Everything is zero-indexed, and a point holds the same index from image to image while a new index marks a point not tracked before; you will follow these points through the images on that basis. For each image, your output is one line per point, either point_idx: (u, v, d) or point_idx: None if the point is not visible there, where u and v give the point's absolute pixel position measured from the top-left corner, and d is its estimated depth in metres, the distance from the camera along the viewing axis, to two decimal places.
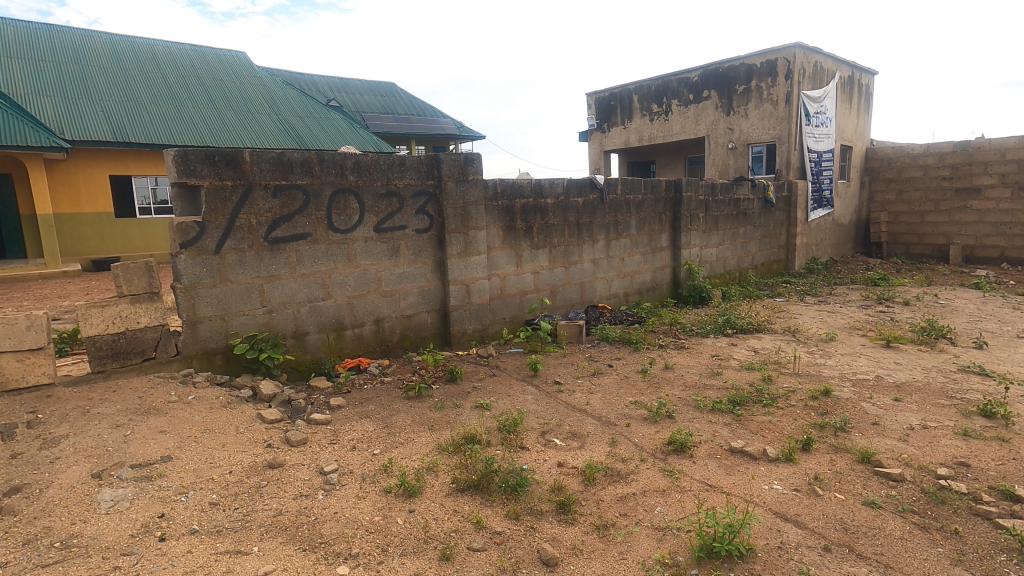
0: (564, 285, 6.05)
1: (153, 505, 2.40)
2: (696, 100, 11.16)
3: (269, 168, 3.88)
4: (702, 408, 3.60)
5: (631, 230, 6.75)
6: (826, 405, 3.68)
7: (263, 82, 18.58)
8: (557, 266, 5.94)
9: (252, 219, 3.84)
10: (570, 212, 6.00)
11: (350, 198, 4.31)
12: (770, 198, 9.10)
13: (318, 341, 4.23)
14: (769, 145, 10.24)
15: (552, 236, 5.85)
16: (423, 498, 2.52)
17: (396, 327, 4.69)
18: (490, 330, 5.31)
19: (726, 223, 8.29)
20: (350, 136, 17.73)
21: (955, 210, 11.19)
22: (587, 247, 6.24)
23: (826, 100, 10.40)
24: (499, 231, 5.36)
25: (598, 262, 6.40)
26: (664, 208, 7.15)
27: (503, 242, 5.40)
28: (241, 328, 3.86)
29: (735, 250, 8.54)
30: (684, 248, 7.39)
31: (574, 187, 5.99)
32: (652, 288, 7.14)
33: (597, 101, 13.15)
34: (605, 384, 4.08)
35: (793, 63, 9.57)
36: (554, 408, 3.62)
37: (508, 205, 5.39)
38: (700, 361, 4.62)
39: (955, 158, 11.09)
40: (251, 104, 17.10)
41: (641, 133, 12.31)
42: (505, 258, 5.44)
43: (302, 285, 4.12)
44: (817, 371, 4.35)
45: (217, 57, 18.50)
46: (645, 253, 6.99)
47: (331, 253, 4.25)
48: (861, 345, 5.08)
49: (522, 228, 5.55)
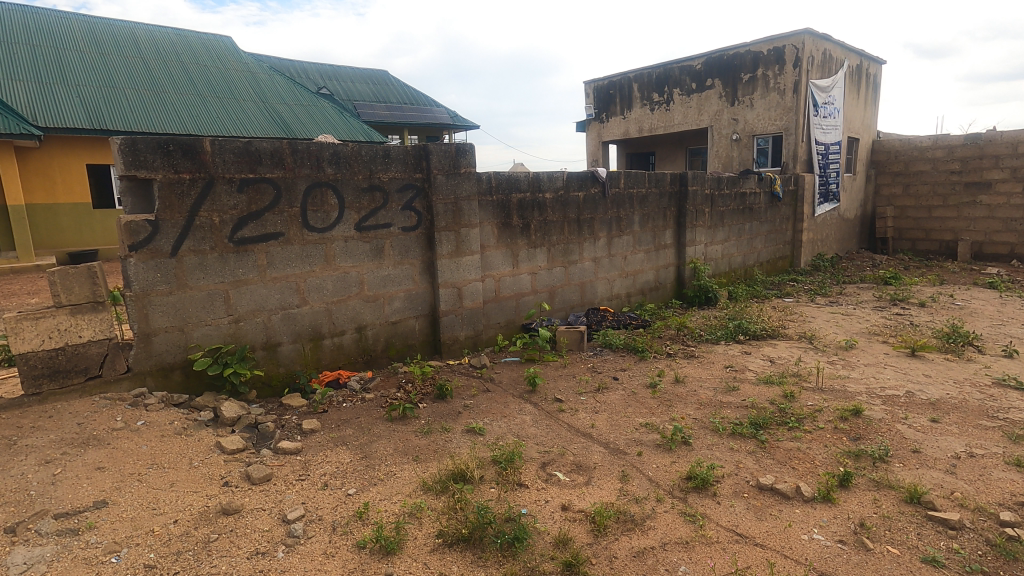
0: (564, 285, 5.64)
1: (74, 569, 1.98)
2: (699, 89, 10.72)
3: (233, 159, 3.43)
4: (721, 433, 3.21)
5: (635, 226, 6.34)
6: (859, 429, 3.29)
7: (249, 68, 17.95)
8: (555, 266, 5.53)
9: (214, 217, 3.39)
10: (570, 207, 5.58)
11: (328, 193, 3.87)
12: (777, 192, 8.72)
13: (292, 353, 3.81)
14: (774, 137, 9.82)
15: (551, 233, 5.44)
16: (403, 557, 2.12)
17: (380, 335, 4.28)
18: (484, 336, 4.90)
19: (731, 218, 7.89)
20: (338, 124, 17.17)
21: (964, 205, 10.85)
22: (588, 245, 5.82)
23: (834, 90, 9.99)
24: (494, 228, 4.93)
25: (599, 262, 5.99)
26: (668, 203, 6.74)
27: (497, 240, 4.97)
28: (203, 341, 3.43)
29: (740, 247, 8.15)
30: (689, 246, 6.99)
31: (575, 180, 5.57)
32: (655, 288, 6.74)
33: (596, 89, 12.70)
34: (611, 401, 3.68)
35: (801, 51, 9.14)
36: (556, 432, 3.22)
37: (503, 200, 4.96)
38: (713, 374, 4.23)
39: (965, 151, 10.72)
40: (236, 91, 16.47)
41: (641, 124, 11.88)
42: (501, 258, 5.02)
43: (274, 290, 3.69)
44: (842, 386, 3.95)
45: (201, 42, 17.84)
46: (649, 250, 6.58)
47: (306, 254, 3.81)
48: (884, 354, 4.71)
49: (519, 225, 5.13)
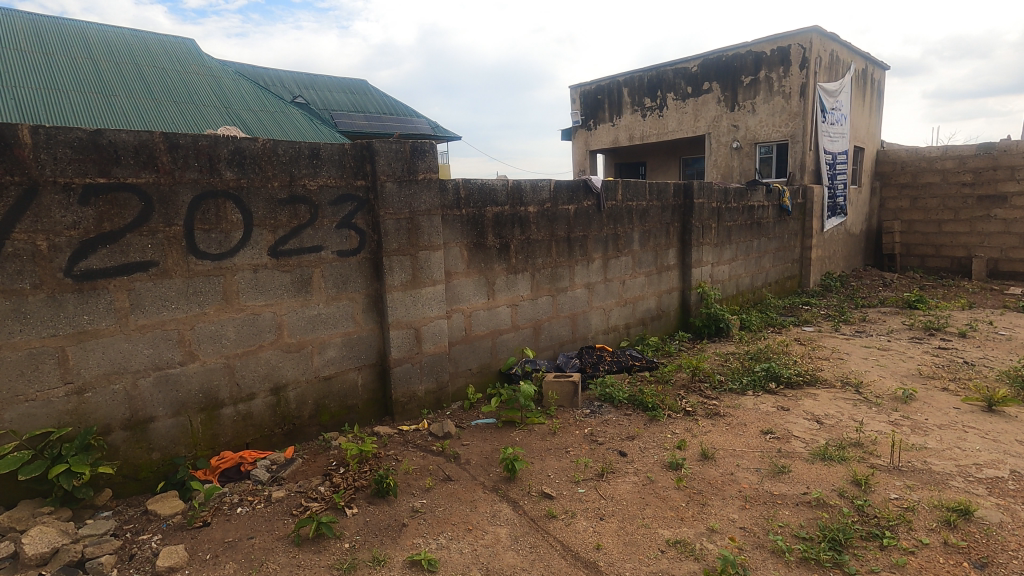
0: (552, 318, 4.62)
1: None
2: (696, 93, 9.88)
3: (71, 156, 2.35)
4: (789, 559, 2.17)
5: (634, 245, 5.36)
6: (981, 547, 2.27)
7: (213, 72, 16.85)
8: (541, 295, 4.51)
9: (39, 242, 2.31)
10: (559, 223, 4.57)
11: (227, 205, 2.79)
12: (786, 205, 7.86)
13: (173, 431, 2.71)
14: (779, 145, 8.98)
15: (535, 255, 4.42)
16: None
17: (308, 395, 3.19)
18: (450, 388, 3.84)
19: (739, 234, 6.98)
20: (308, 132, 16.07)
21: (977, 220, 10.11)
22: (580, 268, 4.82)
23: (842, 95, 9.21)
24: (464, 249, 3.90)
25: (594, 288, 4.98)
26: (672, 217, 5.78)
27: (468, 265, 3.94)
28: (22, 424, 2.33)
29: (749, 266, 7.23)
30: (695, 267, 6.03)
31: (565, 190, 4.57)
32: (658, 316, 5.75)
33: (582, 95, 11.83)
34: (620, 498, 2.63)
35: (809, 51, 8.33)
36: (544, 564, 2.15)
37: (475, 214, 3.94)
38: (750, 444, 3.22)
39: (977, 162, 10.03)
40: (196, 96, 15.32)
41: (631, 131, 11.02)
42: (472, 287, 3.98)
43: (143, 343, 2.59)
44: (926, 464, 2.96)
45: (160, 44, 16.69)
46: (650, 273, 5.60)
47: (195, 292, 2.72)
48: (954, 409, 3.74)
49: (495, 247, 4.10)
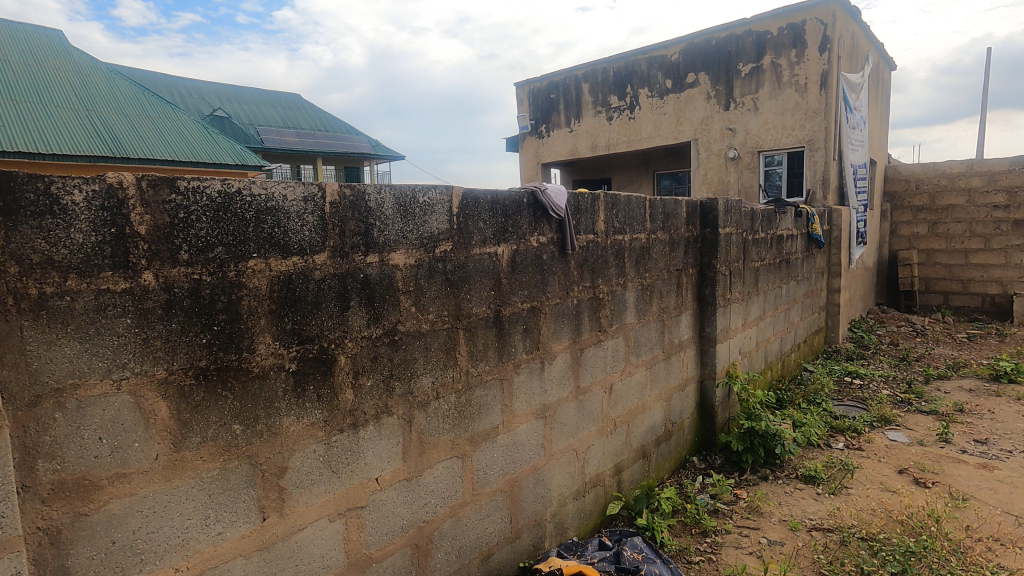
0: (461, 509, 2.00)
1: None
2: (677, 88, 7.66)
3: None
4: None
5: (628, 316, 2.84)
6: None
7: (78, 66, 13.51)
8: (432, 458, 1.89)
9: None
10: (473, 287, 1.98)
11: None
12: (816, 233, 5.60)
13: None
14: (791, 153, 6.81)
15: (412, 366, 1.80)
16: None
17: None
18: None
19: (769, 277, 4.63)
20: (196, 138, 12.94)
21: (1014, 249, 8.22)
22: (524, 381, 2.23)
23: (864, 92, 7.17)
24: (153, 400, 1.24)
25: (553, 415, 2.40)
26: (685, 259, 3.30)
27: (169, 443, 1.27)
28: None
29: (778, 325, 4.89)
30: (720, 342, 3.56)
31: (485, 211, 2.00)
32: (666, 436, 3.22)
33: (531, 94, 9.53)
34: None
35: (832, 27, 6.20)
36: None
37: (204, 285, 1.30)
38: None
39: (1012, 180, 8.21)
40: (46, 92, 12.08)
41: (594, 138, 8.75)
42: (193, 507, 1.31)
43: None
44: None
45: (11, 30, 13.44)
46: (653, 362, 3.08)
47: None
48: None
49: (282, 372, 1.47)
